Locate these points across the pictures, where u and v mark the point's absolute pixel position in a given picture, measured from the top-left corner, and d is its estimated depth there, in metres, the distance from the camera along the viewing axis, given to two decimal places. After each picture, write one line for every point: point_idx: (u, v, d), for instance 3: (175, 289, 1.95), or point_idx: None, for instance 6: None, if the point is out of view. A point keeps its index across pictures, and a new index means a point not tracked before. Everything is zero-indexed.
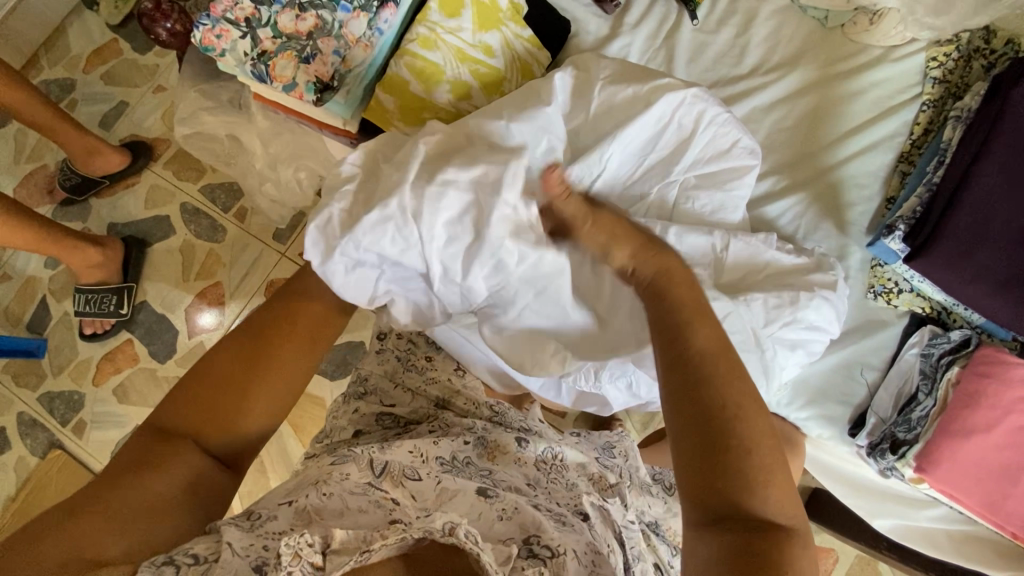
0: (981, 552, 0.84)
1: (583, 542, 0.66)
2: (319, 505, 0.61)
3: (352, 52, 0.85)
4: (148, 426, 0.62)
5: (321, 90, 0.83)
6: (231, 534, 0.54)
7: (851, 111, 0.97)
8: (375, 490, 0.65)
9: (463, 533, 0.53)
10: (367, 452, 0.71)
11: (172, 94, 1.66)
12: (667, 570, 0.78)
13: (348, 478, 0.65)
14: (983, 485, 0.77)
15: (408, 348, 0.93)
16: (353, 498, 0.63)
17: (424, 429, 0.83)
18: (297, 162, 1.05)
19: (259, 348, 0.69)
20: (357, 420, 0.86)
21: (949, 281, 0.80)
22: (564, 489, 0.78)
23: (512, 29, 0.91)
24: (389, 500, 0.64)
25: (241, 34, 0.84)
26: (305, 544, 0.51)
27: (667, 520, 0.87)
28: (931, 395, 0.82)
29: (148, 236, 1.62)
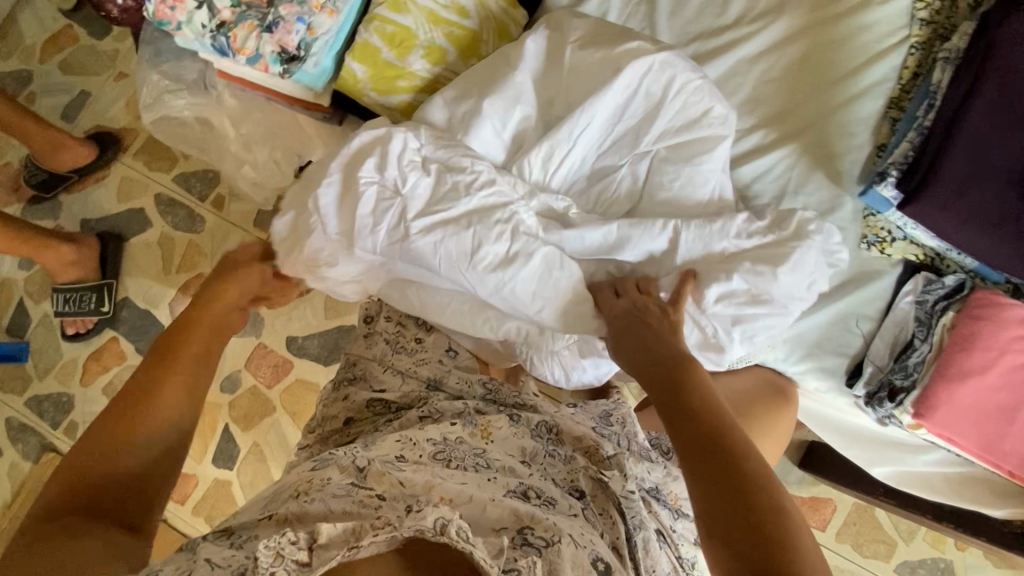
0: (979, 492, 0.85)
1: (580, 527, 0.66)
2: (300, 511, 0.58)
3: (317, 19, 0.79)
4: (34, 519, 0.53)
5: (286, 61, 0.79)
6: (206, 549, 0.53)
7: (840, 58, 0.95)
8: (359, 489, 0.61)
9: (454, 530, 0.51)
10: (349, 453, 0.69)
11: (135, 80, 1.58)
12: (670, 536, 0.78)
13: (331, 482, 0.63)
14: (980, 427, 0.77)
15: (396, 330, 0.92)
16: (337, 500, 0.59)
17: (415, 415, 0.81)
18: (272, 140, 1.00)
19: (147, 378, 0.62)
20: (348, 406, 0.85)
21: (942, 224, 0.79)
22: (562, 465, 0.77)
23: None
24: (374, 498, 0.59)
25: (197, 4, 0.78)
26: (287, 542, 0.49)
27: (667, 484, 0.85)
28: (927, 341, 0.82)
29: (123, 230, 1.57)
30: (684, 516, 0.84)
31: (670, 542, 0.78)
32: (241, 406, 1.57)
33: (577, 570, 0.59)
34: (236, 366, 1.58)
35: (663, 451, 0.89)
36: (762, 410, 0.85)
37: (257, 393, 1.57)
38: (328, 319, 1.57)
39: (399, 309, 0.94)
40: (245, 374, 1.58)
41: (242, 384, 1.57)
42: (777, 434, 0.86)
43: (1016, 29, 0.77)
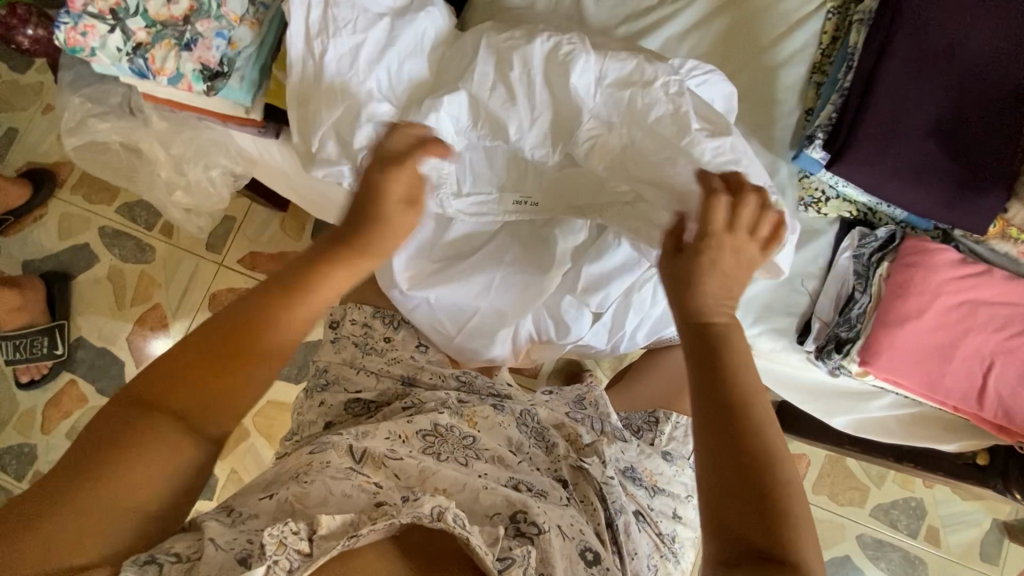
0: (930, 429, 0.90)
1: (570, 512, 0.69)
2: (301, 493, 0.59)
3: (237, 32, 0.78)
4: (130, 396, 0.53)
5: (210, 78, 0.77)
6: (213, 531, 0.52)
7: (762, 28, 0.97)
8: (357, 474, 0.63)
9: (451, 517, 0.52)
10: (345, 438, 0.69)
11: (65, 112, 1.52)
12: (649, 515, 0.80)
13: (329, 465, 0.63)
14: (921, 367, 0.81)
15: (364, 331, 0.90)
16: (336, 482, 0.60)
17: (398, 407, 0.81)
18: (205, 160, 0.99)
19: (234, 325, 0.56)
20: (325, 412, 0.84)
21: (869, 179, 0.82)
22: (543, 453, 0.79)
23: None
24: (372, 483, 0.62)
25: (110, 27, 0.76)
26: (290, 531, 0.49)
27: (643, 461, 0.85)
28: (866, 292, 0.86)
29: (69, 268, 1.52)
30: (661, 492, 0.84)
31: (648, 521, 0.80)
32: None
33: (568, 563, 0.61)
34: None
35: (636, 428, 0.90)
36: None
37: None
38: None
39: (362, 310, 0.92)
40: None
41: None
42: None
43: None
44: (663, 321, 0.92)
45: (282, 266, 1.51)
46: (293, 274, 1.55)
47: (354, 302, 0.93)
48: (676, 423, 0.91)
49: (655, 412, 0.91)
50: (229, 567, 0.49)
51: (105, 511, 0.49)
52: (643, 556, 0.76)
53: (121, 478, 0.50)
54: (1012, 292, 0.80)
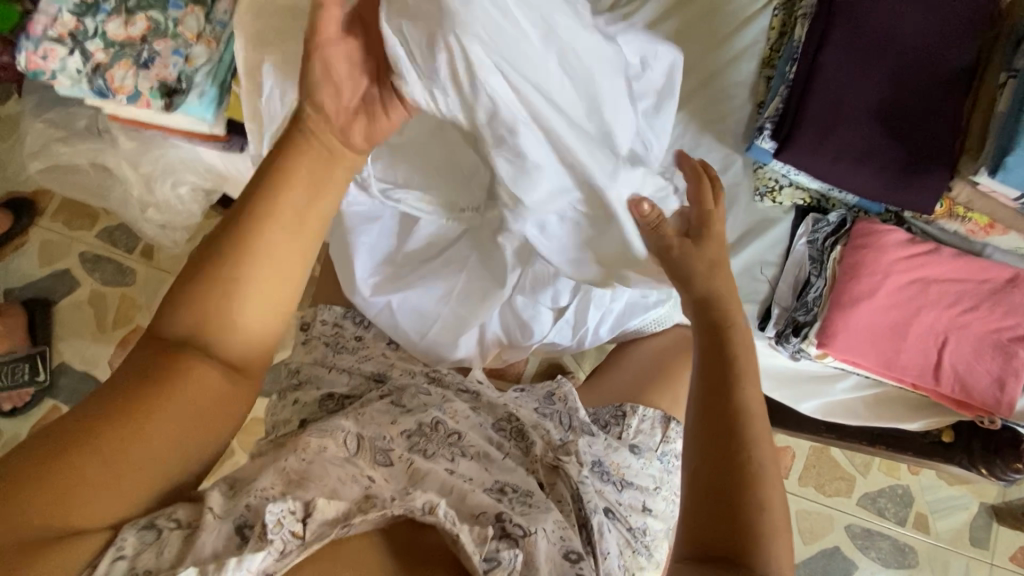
0: (895, 409, 0.91)
1: (556, 517, 0.69)
2: (299, 466, 0.62)
3: (193, 50, 0.80)
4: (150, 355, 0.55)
5: (168, 93, 0.79)
6: (214, 500, 0.54)
7: (712, 29, 1.01)
8: (352, 463, 0.65)
9: (442, 512, 0.54)
10: (342, 428, 0.70)
11: None
12: (618, 511, 0.80)
13: (325, 450, 0.65)
14: (878, 346, 0.82)
15: (335, 332, 0.92)
16: (333, 468, 0.63)
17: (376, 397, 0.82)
18: (173, 177, 1.00)
19: (228, 278, 0.56)
20: (300, 409, 0.83)
21: (817, 165, 0.84)
22: (521, 453, 0.78)
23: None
24: (365, 476, 0.64)
25: (69, 50, 0.78)
26: (287, 512, 0.50)
27: (610, 455, 0.85)
28: (822, 276, 0.88)
29: (50, 294, 1.52)
30: (629, 486, 0.85)
31: (618, 517, 0.79)
32: None
33: (551, 564, 0.62)
34: None
35: (603, 423, 0.90)
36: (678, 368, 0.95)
37: None
38: None
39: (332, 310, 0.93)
40: None
41: None
42: None
43: None
44: (626, 313, 0.94)
45: None
46: None
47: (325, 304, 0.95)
48: (645, 417, 0.90)
49: (622, 406, 0.91)
50: (231, 535, 0.51)
51: (104, 475, 0.50)
52: (614, 552, 0.74)
53: (145, 429, 0.52)
54: (958, 268, 0.82)
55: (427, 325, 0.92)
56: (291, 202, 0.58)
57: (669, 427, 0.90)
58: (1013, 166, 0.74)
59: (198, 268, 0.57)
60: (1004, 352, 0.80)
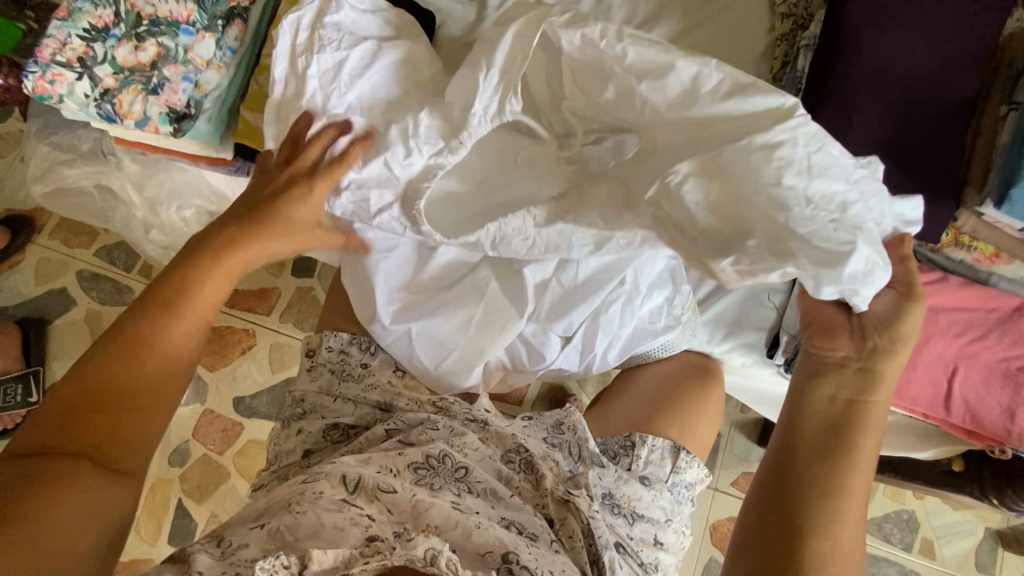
0: (904, 438, 0.90)
1: (560, 557, 0.68)
2: (293, 523, 0.63)
3: (204, 76, 0.80)
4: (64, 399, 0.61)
5: (176, 120, 0.79)
6: (203, 562, 0.58)
7: (717, 57, 1.01)
8: (352, 506, 0.66)
9: (444, 561, 0.56)
10: (340, 468, 0.70)
11: None
12: (629, 545, 0.78)
13: (321, 497, 0.66)
14: None
15: (340, 359, 0.90)
16: (328, 514, 0.64)
17: (380, 432, 0.81)
18: (178, 201, 1.00)
19: (166, 303, 0.66)
20: (304, 439, 0.84)
21: None
22: (530, 488, 0.78)
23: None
24: (364, 516, 0.65)
25: (78, 75, 0.78)
26: (282, 565, 0.55)
27: (622, 487, 0.83)
28: None
29: (45, 313, 1.50)
30: (640, 519, 0.84)
31: (630, 552, 0.78)
32: (193, 476, 1.54)
33: None
34: (183, 437, 1.56)
35: (612, 453, 0.88)
36: (689, 392, 0.93)
37: (209, 461, 1.55)
38: (275, 372, 1.58)
39: (338, 337, 0.91)
40: (194, 444, 1.56)
41: (193, 452, 1.56)
42: (707, 412, 0.93)
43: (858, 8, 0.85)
44: (634, 340, 0.92)
45: (263, 301, 1.61)
46: (274, 310, 1.61)
47: (328, 328, 0.93)
48: (652, 446, 0.87)
49: (630, 435, 0.88)
50: None
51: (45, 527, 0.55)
52: None
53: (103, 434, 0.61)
54: (967, 297, 0.82)
55: (443, 352, 0.90)
56: (205, 292, 0.68)
57: (678, 457, 0.88)
58: (1017, 199, 0.75)
59: (146, 302, 0.66)
60: (1014, 382, 0.79)
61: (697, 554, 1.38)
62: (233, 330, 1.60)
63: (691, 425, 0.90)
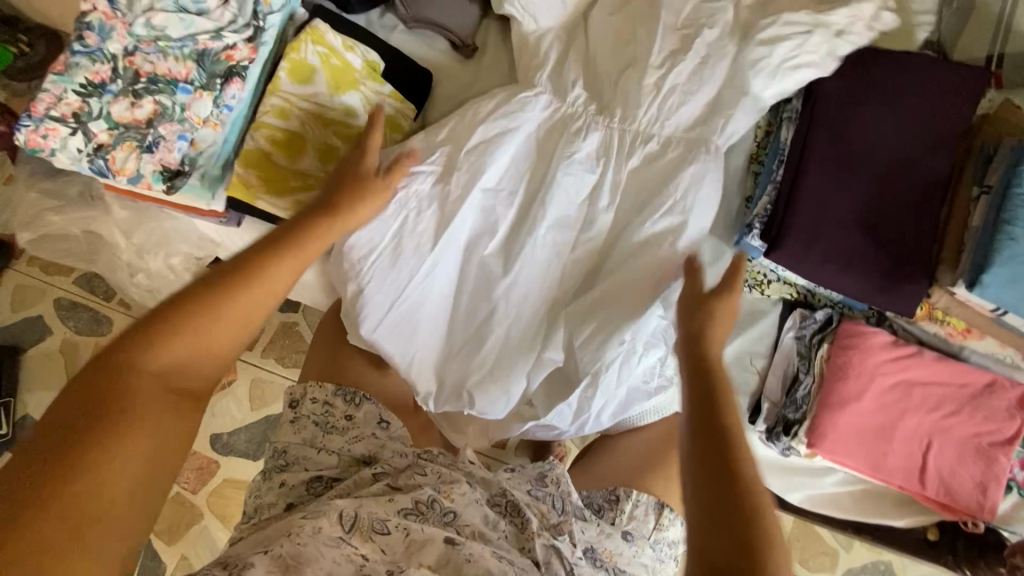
0: (881, 505, 0.92)
1: None
2: (295, 551, 0.64)
3: (200, 133, 0.82)
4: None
5: (170, 178, 0.80)
6: None
7: None
8: (347, 544, 0.67)
9: None
10: (337, 506, 0.71)
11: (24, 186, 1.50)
12: None
13: (321, 531, 0.67)
14: (865, 448, 0.84)
15: (325, 411, 0.90)
16: (328, 550, 0.65)
17: (367, 475, 0.81)
18: (166, 249, 1.00)
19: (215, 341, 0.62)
20: (285, 492, 0.83)
21: (806, 268, 0.87)
22: (517, 531, 0.77)
23: (358, 57, 0.91)
24: (359, 555, 0.67)
25: (72, 130, 0.78)
26: None
27: (602, 541, 0.84)
28: (809, 372, 0.89)
29: (19, 342, 1.55)
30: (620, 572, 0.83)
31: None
32: (165, 517, 1.50)
33: None
34: None
35: (596, 506, 0.89)
36: (676, 453, 0.94)
37: (182, 500, 1.51)
38: (256, 409, 1.56)
39: (322, 387, 0.92)
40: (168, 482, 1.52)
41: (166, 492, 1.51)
42: None
43: (833, 94, 0.91)
44: (629, 400, 0.93)
45: None
46: (256, 345, 1.59)
47: (316, 380, 0.94)
48: (638, 501, 0.89)
49: (616, 490, 0.90)
50: None
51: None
52: None
53: (112, 458, 0.53)
54: (940, 371, 0.85)
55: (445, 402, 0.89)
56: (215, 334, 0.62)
57: (662, 514, 0.89)
58: (990, 283, 0.78)
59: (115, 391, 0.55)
60: (986, 457, 0.82)
61: None
62: None
63: (675, 486, 0.92)
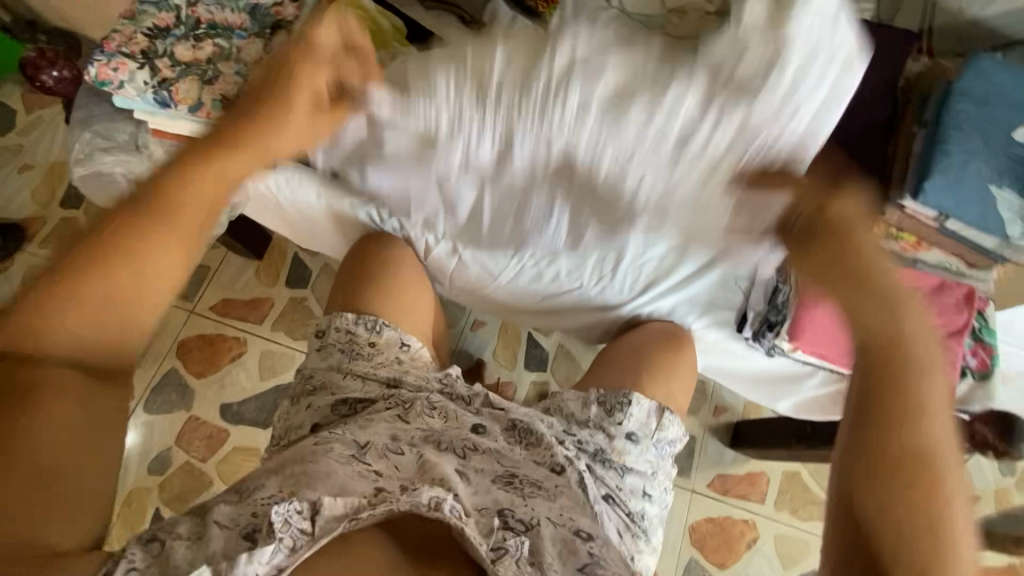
0: None
1: (552, 505, 0.72)
2: (304, 474, 0.68)
3: (252, 72, 0.91)
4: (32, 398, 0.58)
5: (227, 106, 0.90)
6: (220, 513, 0.64)
7: None
8: (357, 462, 0.71)
9: (447, 507, 0.61)
10: (347, 434, 0.77)
11: (49, 176, 1.76)
12: (617, 496, 0.86)
13: (332, 452, 0.72)
14: (838, 338, 0.97)
15: (348, 338, 0.97)
16: (339, 467, 0.69)
17: (381, 407, 0.86)
18: None
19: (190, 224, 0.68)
20: (313, 413, 0.90)
21: None
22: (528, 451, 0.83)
23: (386, 23, 1.04)
24: (370, 470, 0.70)
25: (140, 65, 0.88)
26: (293, 511, 0.59)
27: (618, 445, 0.91)
28: (786, 282, 1.01)
29: None
30: (630, 471, 0.90)
31: (618, 503, 0.85)
32: (173, 485, 1.51)
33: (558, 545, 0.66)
34: (165, 444, 1.55)
35: (608, 406, 0.94)
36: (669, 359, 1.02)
37: (191, 468, 1.53)
38: (265, 380, 1.61)
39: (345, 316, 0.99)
40: (177, 451, 1.54)
41: (174, 461, 1.53)
42: (685, 376, 1.02)
43: None
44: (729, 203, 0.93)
45: (256, 311, 1.66)
46: (266, 319, 1.65)
47: (338, 311, 1.00)
48: (638, 406, 0.94)
49: (628, 394, 0.95)
50: (239, 540, 0.60)
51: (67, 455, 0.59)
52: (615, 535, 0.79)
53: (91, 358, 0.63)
54: (896, 275, 0.99)
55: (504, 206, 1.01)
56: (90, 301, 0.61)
57: (663, 416, 0.95)
58: (930, 190, 0.92)
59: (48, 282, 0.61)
60: (941, 345, 0.95)
61: (676, 552, 1.48)
62: (223, 338, 1.63)
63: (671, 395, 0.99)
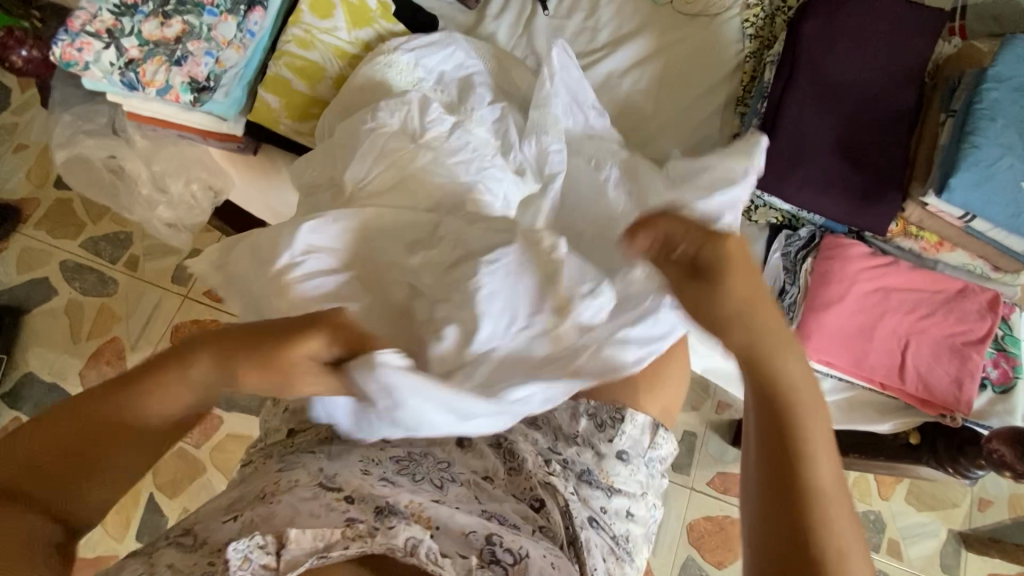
0: (865, 413, 0.96)
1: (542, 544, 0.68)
2: (267, 512, 0.60)
3: (224, 53, 0.87)
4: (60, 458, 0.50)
5: (197, 90, 0.85)
6: (171, 556, 0.56)
7: (704, 62, 1.10)
8: (326, 492, 0.63)
9: (424, 551, 0.56)
10: (312, 461, 0.70)
11: (43, 157, 1.73)
12: (601, 519, 0.81)
13: (297, 484, 0.64)
14: (848, 347, 0.90)
15: None
16: (304, 503, 0.61)
17: None
18: (186, 175, 1.04)
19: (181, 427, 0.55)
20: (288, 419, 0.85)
21: (787, 190, 0.93)
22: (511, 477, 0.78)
23: None
24: (342, 499, 0.63)
25: (105, 45, 0.83)
26: (254, 546, 0.53)
27: (609, 464, 0.84)
28: (795, 283, 0.95)
29: (24, 301, 1.62)
30: (617, 492, 0.84)
31: (603, 526, 0.80)
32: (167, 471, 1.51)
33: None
34: None
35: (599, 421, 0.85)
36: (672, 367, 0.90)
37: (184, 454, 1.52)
38: None
39: None
40: None
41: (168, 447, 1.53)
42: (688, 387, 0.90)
43: (811, 29, 0.97)
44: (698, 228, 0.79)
45: None
46: None
47: None
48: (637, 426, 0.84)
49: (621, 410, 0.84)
50: None
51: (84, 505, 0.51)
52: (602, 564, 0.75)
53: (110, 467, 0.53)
54: (915, 280, 0.92)
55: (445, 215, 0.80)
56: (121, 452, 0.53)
57: (657, 433, 0.87)
58: (955, 187, 0.84)
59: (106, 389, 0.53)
60: (959, 356, 0.88)
61: (673, 551, 1.44)
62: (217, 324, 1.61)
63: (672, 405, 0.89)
